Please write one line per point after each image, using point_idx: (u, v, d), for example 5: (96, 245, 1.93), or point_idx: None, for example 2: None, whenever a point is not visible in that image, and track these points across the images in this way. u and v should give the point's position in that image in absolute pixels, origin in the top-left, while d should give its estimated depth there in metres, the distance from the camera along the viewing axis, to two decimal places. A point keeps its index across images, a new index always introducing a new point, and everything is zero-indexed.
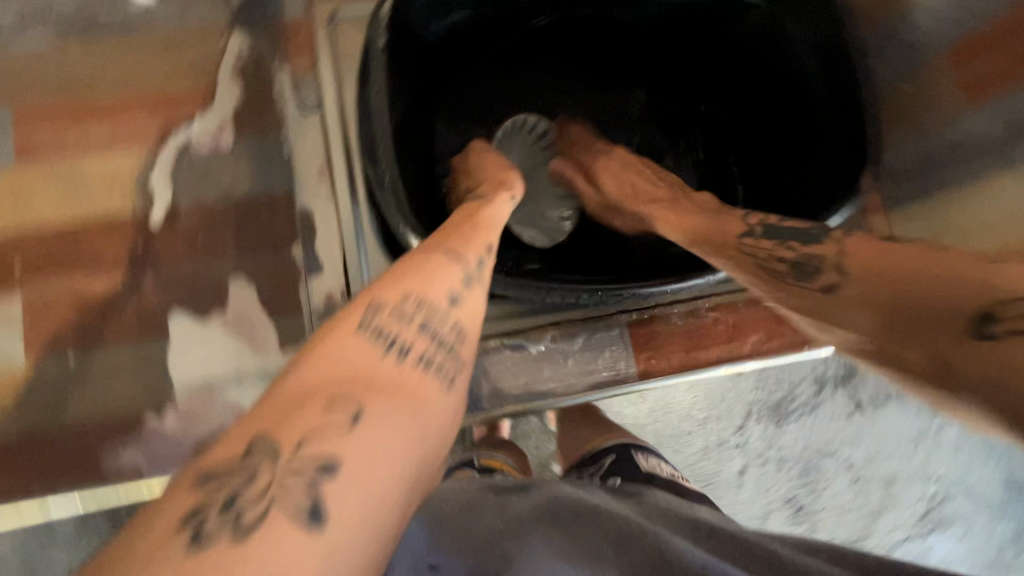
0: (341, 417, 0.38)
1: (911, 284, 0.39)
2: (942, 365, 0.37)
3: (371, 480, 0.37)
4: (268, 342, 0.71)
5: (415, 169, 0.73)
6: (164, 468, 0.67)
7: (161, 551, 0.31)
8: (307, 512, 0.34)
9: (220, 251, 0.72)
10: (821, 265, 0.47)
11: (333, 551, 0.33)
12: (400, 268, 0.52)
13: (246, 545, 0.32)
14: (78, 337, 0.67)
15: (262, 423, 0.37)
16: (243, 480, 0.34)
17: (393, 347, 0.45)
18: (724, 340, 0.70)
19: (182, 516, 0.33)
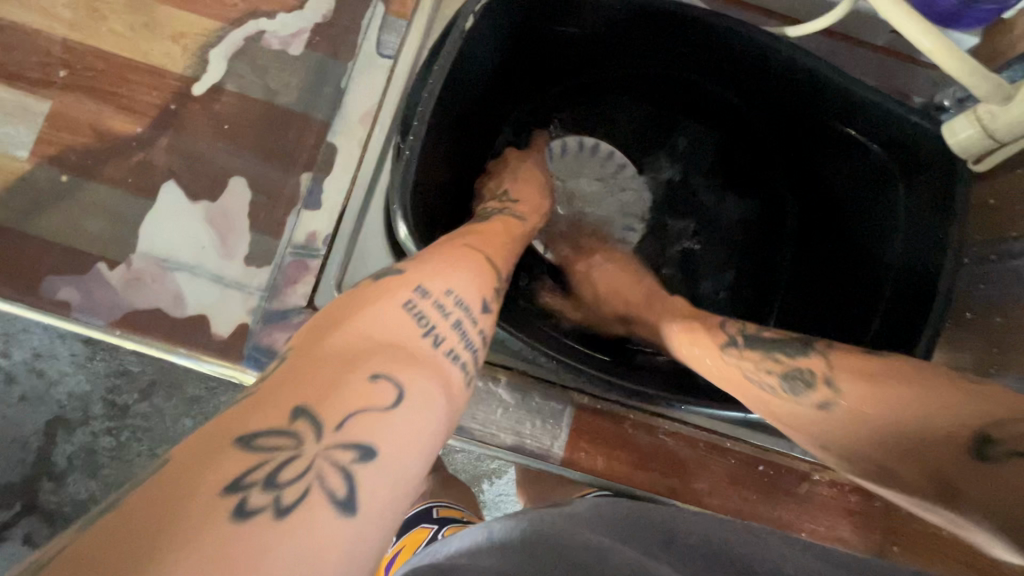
0: (384, 391, 0.35)
1: (906, 412, 0.45)
2: (951, 490, 0.43)
3: (399, 469, 0.34)
4: (236, 248, 0.67)
5: (452, 156, 0.69)
6: (91, 316, 0.64)
7: (206, 520, 0.27)
8: (340, 498, 0.31)
9: (239, 145, 0.69)
10: (812, 380, 0.50)
11: (358, 539, 0.31)
12: (456, 256, 0.49)
13: (279, 533, 0.28)
14: (81, 162, 0.67)
15: (290, 386, 0.34)
16: (282, 458, 0.31)
17: (429, 334, 0.41)
18: (665, 471, 0.67)
19: (222, 485, 0.28)
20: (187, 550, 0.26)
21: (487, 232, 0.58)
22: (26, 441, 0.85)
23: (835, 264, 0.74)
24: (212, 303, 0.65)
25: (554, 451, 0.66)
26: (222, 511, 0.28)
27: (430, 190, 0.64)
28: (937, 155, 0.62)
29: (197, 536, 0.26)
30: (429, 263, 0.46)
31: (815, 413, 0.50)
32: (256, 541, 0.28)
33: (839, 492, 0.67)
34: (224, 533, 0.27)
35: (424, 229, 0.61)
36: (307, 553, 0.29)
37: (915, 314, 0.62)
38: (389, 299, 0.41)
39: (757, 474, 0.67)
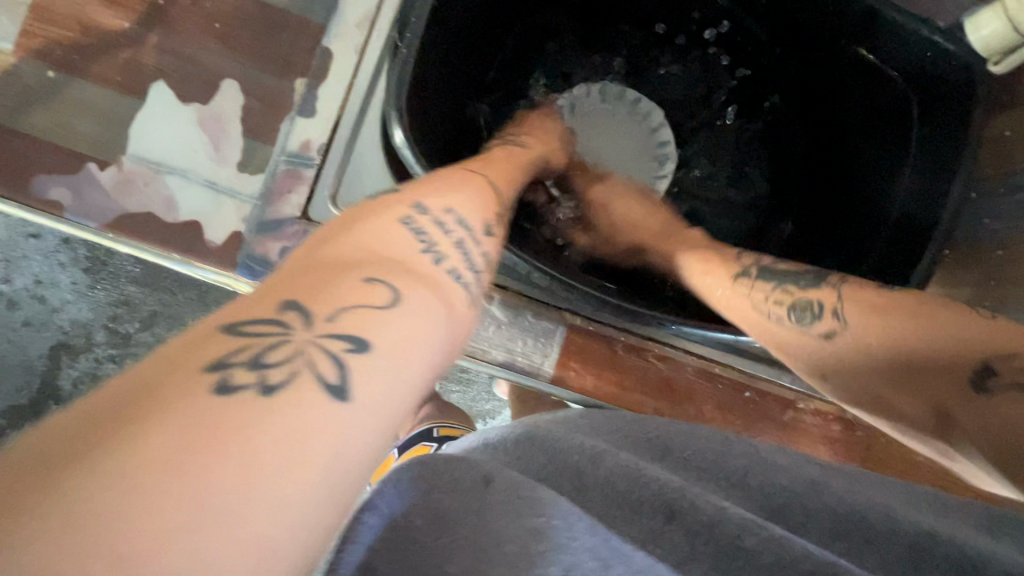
0: (379, 293, 0.34)
1: (916, 349, 0.45)
2: (943, 416, 0.44)
3: (395, 369, 0.32)
4: (229, 153, 0.66)
5: (452, 67, 0.67)
6: (84, 218, 0.63)
7: (185, 390, 0.26)
8: (330, 384, 0.29)
9: (231, 46, 0.67)
10: (819, 312, 0.51)
11: (351, 427, 0.29)
12: (454, 176, 0.49)
13: (268, 408, 0.27)
14: (68, 57, 0.65)
15: (281, 289, 0.33)
16: (270, 342, 0.29)
17: (428, 248, 0.40)
18: (654, 392, 0.68)
19: (208, 362, 0.27)
20: (172, 412, 0.25)
21: (492, 158, 0.57)
22: (32, 363, 0.88)
23: (844, 205, 0.72)
24: (205, 210, 0.64)
25: (544, 369, 0.67)
26: (207, 382, 0.26)
27: (429, 98, 0.62)
28: (953, 72, 0.60)
29: (181, 405, 0.25)
30: (429, 182, 0.47)
31: (819, 343, 0.50)
32: (242, 413, 0.26)
33: (822, 421, 0.68)
34: (208, 402, 0.26)
35: (418, 136, 0.59)
36: (297, 431, 0.27)
37: (916, 242, 0.60)
38: (387, 215, 0.41)
39: (743, 400, 0.69)
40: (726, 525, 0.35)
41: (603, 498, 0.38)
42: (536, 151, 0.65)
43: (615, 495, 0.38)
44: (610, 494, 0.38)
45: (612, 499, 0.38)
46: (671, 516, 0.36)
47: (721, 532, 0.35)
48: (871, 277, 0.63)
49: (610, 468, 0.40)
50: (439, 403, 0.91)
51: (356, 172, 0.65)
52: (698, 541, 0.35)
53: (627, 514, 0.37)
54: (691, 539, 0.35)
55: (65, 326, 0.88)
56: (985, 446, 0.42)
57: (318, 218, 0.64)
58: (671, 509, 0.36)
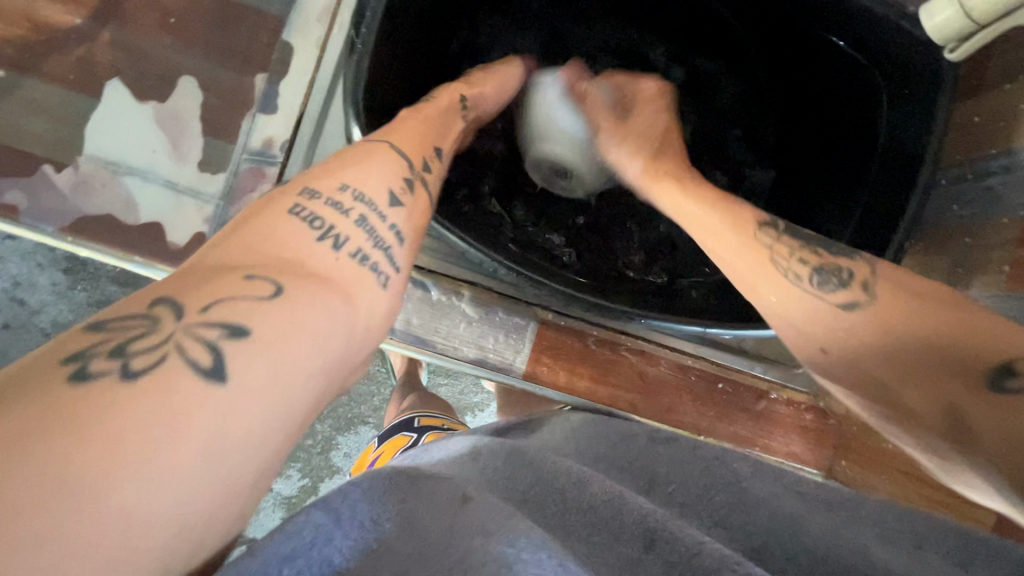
0: (259, 283, 0.34)
1: (935, 341, 0.40)
2: (953, 414, 0.39)
3: (275, 351, 0.32)
4: (189, 152, 0.64)
5: (414, 60, 0.65)
6: (43, 222, 0.61)
7: (41, 381, 0.27)
8: (203, 368, 0.30)
9: (187, 41, 0.65)
10: (846, 279, 0.46)
11: (224, 411, 0.30)
12: (359, 149, 0.46)
13: (124, 393, 0.28)
14: (17, 56, 0.63)
15: (163, 285, 0.34)
16: (139, 333, 0.30)
17: (328, 232, 0.40)
18: (627, 386, 0.67)
19: (67, 355, 0.28)
20: (25, 400, 0.26)
21: (410, 118, 0.54)
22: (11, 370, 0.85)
23: (816, 187, 0.71)
24: (166, 211, 0.63)
25: (516, 365, 0.66)
26: (63, 373, 0.27)
27: (389, 91, 0.61)
28: (924, 62, 0.59)
29: (33, 395, 0.26)
30: (327, 164, 0.45)
31: (831, 309, 0.45)
32: (97, 399, 0.27)
33: (795, 410, 0.69)
34: (61, 392, 0.27)
35: (378, 132, 0.57)
36: (159, 416, 0.28)
37: (887, 226, 0.60)
38: (278, 204, 0.40)
39: (717, 391, 0.68)
40: (705, 558, 0.34)
41: (585, 518, 0.38)
42: (449, 93, 0.61)
43: (591, 526, 0.37)
44: (586, 524, 0.37)
45: (591, 524, 0.37)
46: (650, 544, 0.35)
47: (698, 564, 0.33)
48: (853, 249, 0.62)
49: (595, 490, 0.40)
50: (421, 398, 0.90)
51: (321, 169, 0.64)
52: (674, 572, 0.34)
53: (607, 540, 0.36)
54: (669, 570, 0.34)
55: (46, 328, 0.85)
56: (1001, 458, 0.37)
57: None
58: (650, 537, 0.36)
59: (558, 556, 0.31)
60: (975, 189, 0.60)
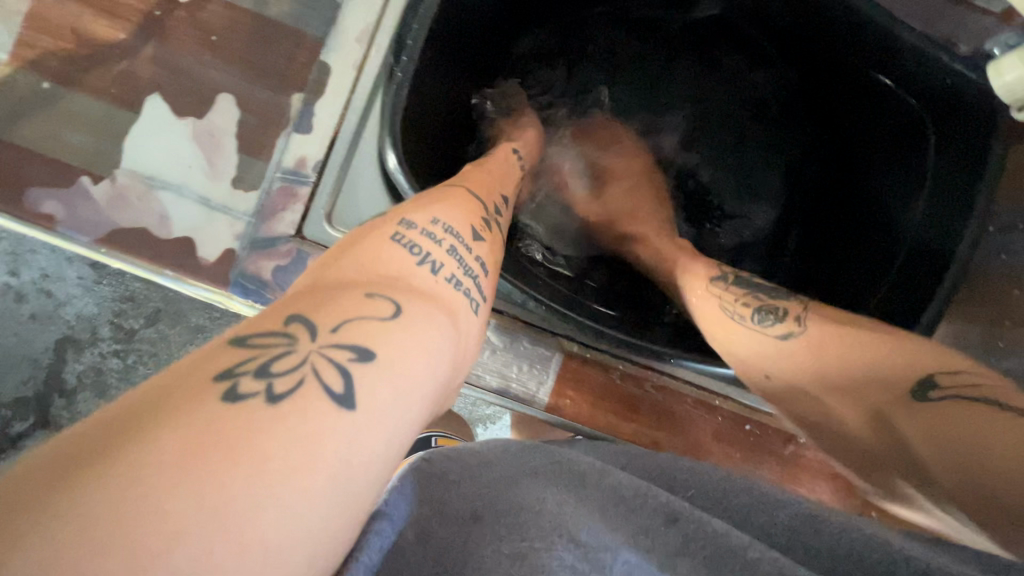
0: (381, 307, 0.35)
1: (859, 374, 0.48)
2: (882, 421, 0.47)
3: (400, 375, 0.33)
4: (223, 168, 0.65)
5: (450, 84, 0.65)
6: (80, 233, 0.62)
7: (194, 399, 0.26)
8: (337, 392, 0.30)
9: (226, 59, 0.66)
10: (781, 315, 0.53)
11: (357, 435, 0.29)
12: (438, 190, 0.49)
13: (272, 415, 0.27)
14: (62, 67, 0.64)
15: (287, 305, 0.34)
16: (277, 352, 0.30)
17: (427, 260, 0.42)
18: (651, 423, 0.66)
19: (214, 375, 0.28)
20: (180, 420, 0.25)
21: (485, 169, 0.58)
22: (36, 358, 0.87)
23: (855, 229, 0.70)
24: (198, 226, 0.63)
25: (539, 397, 0.65)
26: (216, 391, 0.27)
27: (427, 116, 0.61)
28: (977, 108, 0.57)
29: (190, 412, 0.26)
30: (416, 199, 0.47)
31: (774, 343, 0.52)
32: (248, 422, 0.26)
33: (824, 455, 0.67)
34: (216, 412, 0.26)
35: (414, 159, 0.58)
36: (301, 439, 0.27)
37: (929, 271, 0.58)
38: (377, 237, 0.41)
39: (744, 433, 0.67)
40: (732, 537, 0.34)
41: (604, 497, 0.39)
42: (501, 149, 0.64)
43: (609, 506, 0.38)
44: (602, 504, 0.38)
45: (612, 498, 0.38)
46: (673, 520, 0.36)
47: (723, 543, 0.34)
48: (881, 306, 0.61)
49: (621, 479, 0.40)
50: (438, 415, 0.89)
51: (352, 191, 0.64)
52: (694, 544, 0.34)
53: (624, 512, 0.37)
54: (688, 539, 0.34)
55: (71, 320, 0.86)
56: (948, 478, 0.42)
57: (311, 237, 0.63)
58: (673, 514, 0.36)
59: (569, 537, 0.33)
60: None
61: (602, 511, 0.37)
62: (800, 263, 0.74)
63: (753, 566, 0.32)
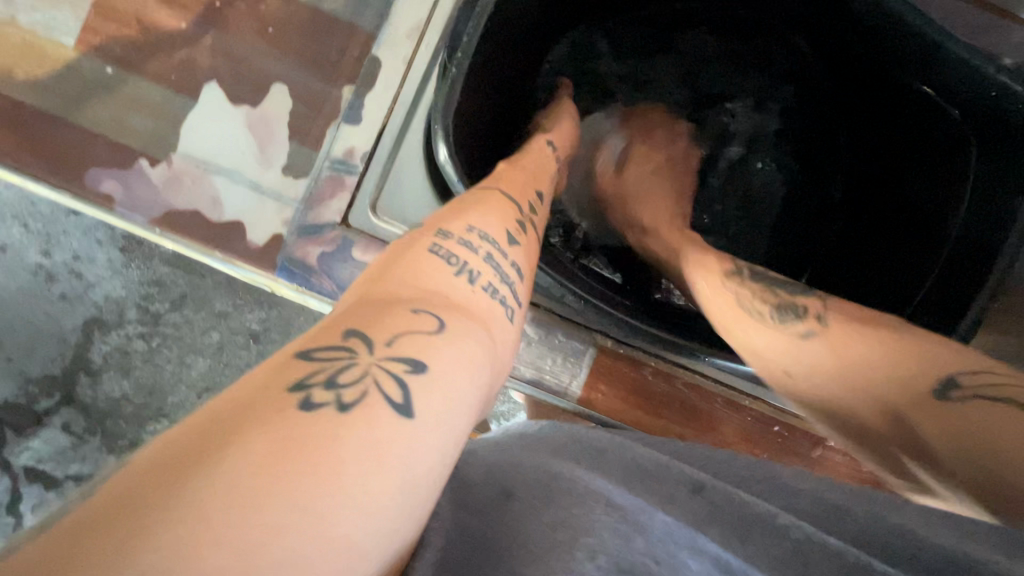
0: (429, 320, 0.35)
1: (875, 374, 0.46)
2: (901, 425, 0.44)
3: (453, 384, 0.33)
4: (274, 154, 0.67)
5: (497, 80, 0.67)
6: (137, 213, 0.65)
7: (269, 409, 0.27)
8: (398, 400, 0.30)
9: (281, 50, 0.68)
10: (803, 312, 0.51)
11: (421, 444, 0.29)
12: (476, 199, 0.50)
13: (342, 425, 0.28)
14: (126, 54, 0.67)
15: (342, 319, 0.35)
16: (339, 365, 0.30)
17: (467, 270, 0.42)
18: (680, 419, 0.67)
19: (287, 385, 0.28)
20: (263, 425, 0.26)
21: (520, 166, 0.59)
22: (65, 336, 0.90)
23: (895, 241, 0.69)
24: (249, 210, 0.66)
25: (571, 390, 0.67)
26: (290, 401, 0.27)
27: (475, 111, 0.62)
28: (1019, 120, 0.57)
29: (268, 421, 0.26)
30: (453, 210, 0.47)
31: (791, 341, 0.50)
32: (321, 429, 0.27)
33: (851, 459, 0.67)
34: (291, 420, 0.27)
35: (462, 152, 0.59)
36: (368, 448, 0.27)
37: (972, 272, 0.58)
38: (418, 252, 0.42)
39: (771, 434, 0.67)
40: (754, 505, 0.36)
41: (624, 468, 0.40)
42: (538, 142, 0.64)
43: (627, 476, 0.39)
44: (618, 473, 0.39)
45: (632, 471, 0.40)
46: (698, 490, 0.38)
47: (749, 510, 0.35)
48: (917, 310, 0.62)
49: (641, 454, 0.42)
50: None
51: (397, 181, 0.65)
52: (718, 511, 0.36)
53: (647, 483, 0.38)
54: (714, 509, 0.36)
55: (99, 301, 0.88)
56: (962, 474, 0.40)
57: (357, 226, 0.65)
58: (699, 484, 0.38)
59: (603, 501, 0.34)
60: None
61: (625, 479, 0.38)
62: (835, 273, 0.75)
63: (781, 532, 0.34)
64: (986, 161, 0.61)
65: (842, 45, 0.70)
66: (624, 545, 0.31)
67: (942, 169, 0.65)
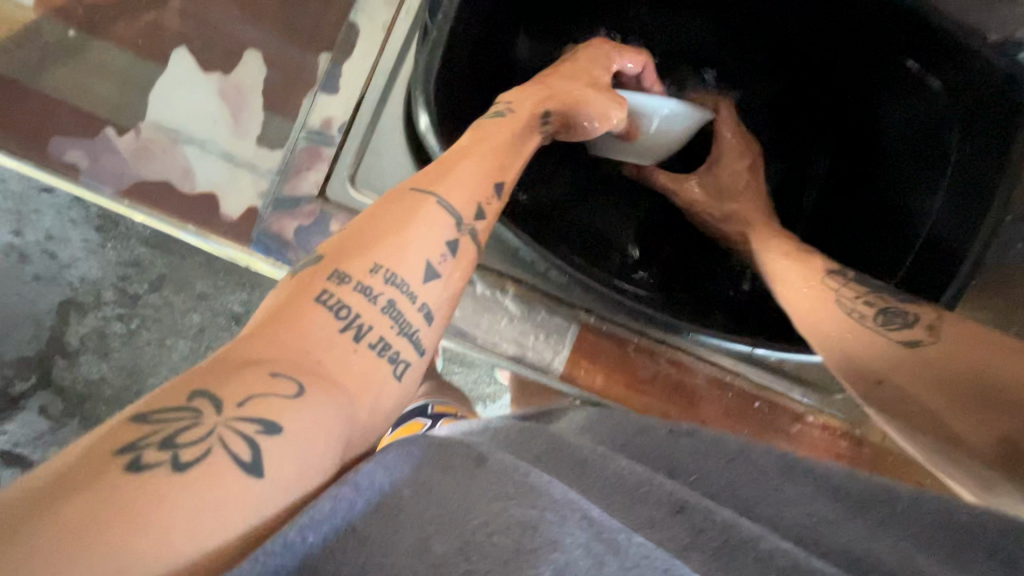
0: (289, 383, 0.34)
1: (997, 388, 0.43)
2: (1008, 444, 0.42)
3: (311, 443, 0.32)
4: (248, 124, 0.64)
5: (479, 48, 0.65)
6: (103, 184, 0.62)
7: (94, 475, 0.27)
8: (245, 460, 0.30)
9: (255, 15, 0.65)
10: (909, 320, 0.49)
11: (264, 503, 0.30)
12: (392, 208, 0.43)
13: (177, 484, 0.28)
14: (89, 17, 0.64)
15: (199, 372, 0.33)
16: (184, 422, 0.30)
17: (356, 320, 0.38)
18: (663, 395, 0.67)
19: (119, 446, 0.29)
20: (86, 491, 0.27)
21: (487, 138, 0.52)
22: (39, 319, 0.87)
23: (874, 223, 0.69)
24: (223, 183, 0.63)
25: (554, 366, 0.66)
26: (118, 463, 0.28)
27: (457, 80, 0.61)
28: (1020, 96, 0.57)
29: (92, 484, 0.27)
30: (355, 236, 0.42)
31: (896, 346, 0.48)
32: (148, 490, 0.28)
33: (829, 436, 0.68)
34: (117, 483, 0.27)
35: (443, 123, 0.58)
36: (200, 506, 0.28)
37: (954, 251, 0.59)
38: (305, 288, 0.39)
39: (752, 411, 0.68)
40: (741, 529, 0.35)
41: (606, 484, 0.38)
42: (525, 108, 0.56)
43: (608, 495, 0.37)
44: (597, 494, 0.37)
45: (613, 488, 0.38)
46: (679, 510, 0.36)
47: (734, 533, 0.34)
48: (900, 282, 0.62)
49: (623, 463, 0.39)
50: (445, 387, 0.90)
51: (376, 153, 0.64)
52: (702, 536, 0.35)
53: (627, 503, 0.37)
54: (697, 534, 0.35)
55: (74, 281, 0.86)
56: None
57: (335, 199, 0.63)
58: (681, 504, 0.36)
59: (582, 512, 0.30)
60: None
61: (606, 503, 0.36)
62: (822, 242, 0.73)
63: (766, 559, 0.33)
64: (969, 145, 0.61)
65: (834, 21, 0.67)
66: (593, 567, 0.28)
67: (925, 149, 0.66)
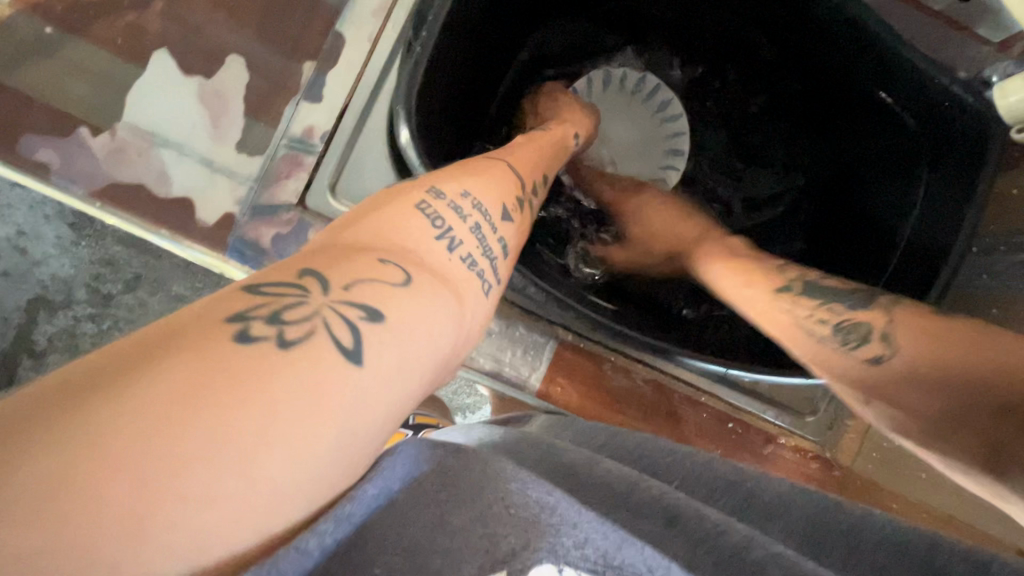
0: (394, 274, 0.31)
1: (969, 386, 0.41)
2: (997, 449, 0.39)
3: (415, 341, 0.30)
4: (228, 130, 0.64)
5: (463, 64, 0.65)
6: (77, 186, 0.61)
7: (202, 334, 0.24)
8: (350, 347, 0.27)
9: (238, 20, 0.65)
10: (867, 334, 0.47)
11: (363, 393, 0.27)
12: (474, 164, 0.46)
13: (284, 365, 0.25)
14: (67, 14, 0.62)
15: (306, 256, 0.31)
16: (295, 301, 0.27)
17: (446, 234, 0.37)
18: (638, 412, 0.68)
19: (229, 313, 0.26)
20: (191, 352, 0.23)
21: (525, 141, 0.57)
22: (7, 316, 0.84)
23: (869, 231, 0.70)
24: (200, 188, 0.62)
25: (531, 383, 0.66)
26: (228, 332, 0.25)
27: (439, 95, 0.61)
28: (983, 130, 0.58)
29: (200, 348, 0.23)
30: (444, 171, 0.43)
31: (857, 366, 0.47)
32: (261, 365, 0.24)
33: (800, 457, 0.69)
34: (225, 352, 0.24)
35: (426, 138, 0.58)
36: (304, 393, 0.25)
37: (925, 268, 0.61)
38: (403, 196, 0.38)
39: (726, 431, 0.68)
40: (732, 534, 0.32)
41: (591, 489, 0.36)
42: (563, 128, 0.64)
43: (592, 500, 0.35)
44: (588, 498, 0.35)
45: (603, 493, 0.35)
46: (673, 520, 0.34)
47: (725, 542, 0.32)
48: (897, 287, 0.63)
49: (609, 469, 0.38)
50: None
51: (358, 163, 0.63)
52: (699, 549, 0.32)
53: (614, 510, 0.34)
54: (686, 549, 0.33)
55: (44, 280, 0.83)
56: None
57: (315, 208, 0.62)
58: (675, 513, 0.34)
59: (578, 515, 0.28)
60: (1009, 262, 0.58)
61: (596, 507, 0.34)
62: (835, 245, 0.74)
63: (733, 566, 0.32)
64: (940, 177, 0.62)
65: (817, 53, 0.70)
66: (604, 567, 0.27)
67: (902, 168, 0.67)
